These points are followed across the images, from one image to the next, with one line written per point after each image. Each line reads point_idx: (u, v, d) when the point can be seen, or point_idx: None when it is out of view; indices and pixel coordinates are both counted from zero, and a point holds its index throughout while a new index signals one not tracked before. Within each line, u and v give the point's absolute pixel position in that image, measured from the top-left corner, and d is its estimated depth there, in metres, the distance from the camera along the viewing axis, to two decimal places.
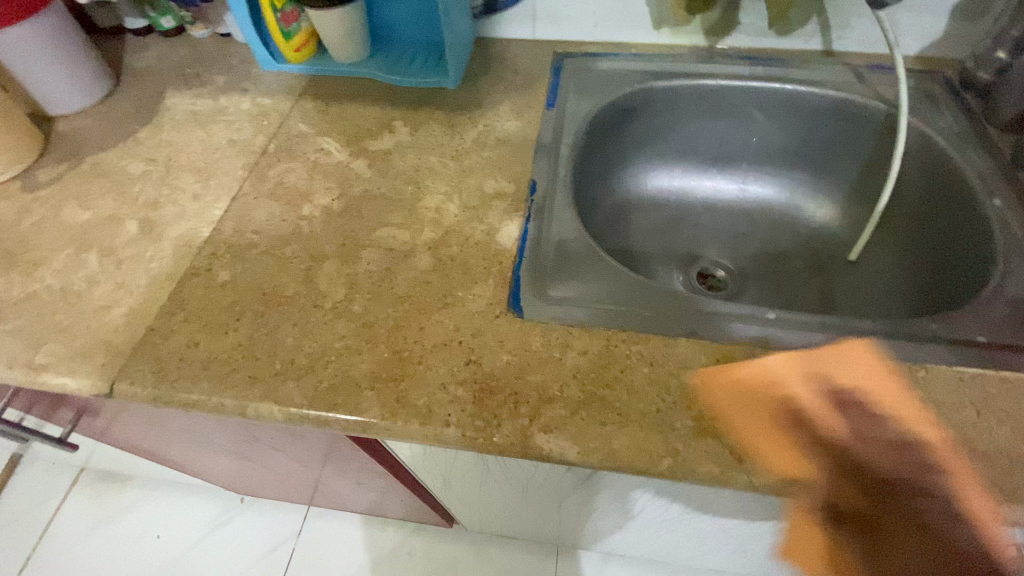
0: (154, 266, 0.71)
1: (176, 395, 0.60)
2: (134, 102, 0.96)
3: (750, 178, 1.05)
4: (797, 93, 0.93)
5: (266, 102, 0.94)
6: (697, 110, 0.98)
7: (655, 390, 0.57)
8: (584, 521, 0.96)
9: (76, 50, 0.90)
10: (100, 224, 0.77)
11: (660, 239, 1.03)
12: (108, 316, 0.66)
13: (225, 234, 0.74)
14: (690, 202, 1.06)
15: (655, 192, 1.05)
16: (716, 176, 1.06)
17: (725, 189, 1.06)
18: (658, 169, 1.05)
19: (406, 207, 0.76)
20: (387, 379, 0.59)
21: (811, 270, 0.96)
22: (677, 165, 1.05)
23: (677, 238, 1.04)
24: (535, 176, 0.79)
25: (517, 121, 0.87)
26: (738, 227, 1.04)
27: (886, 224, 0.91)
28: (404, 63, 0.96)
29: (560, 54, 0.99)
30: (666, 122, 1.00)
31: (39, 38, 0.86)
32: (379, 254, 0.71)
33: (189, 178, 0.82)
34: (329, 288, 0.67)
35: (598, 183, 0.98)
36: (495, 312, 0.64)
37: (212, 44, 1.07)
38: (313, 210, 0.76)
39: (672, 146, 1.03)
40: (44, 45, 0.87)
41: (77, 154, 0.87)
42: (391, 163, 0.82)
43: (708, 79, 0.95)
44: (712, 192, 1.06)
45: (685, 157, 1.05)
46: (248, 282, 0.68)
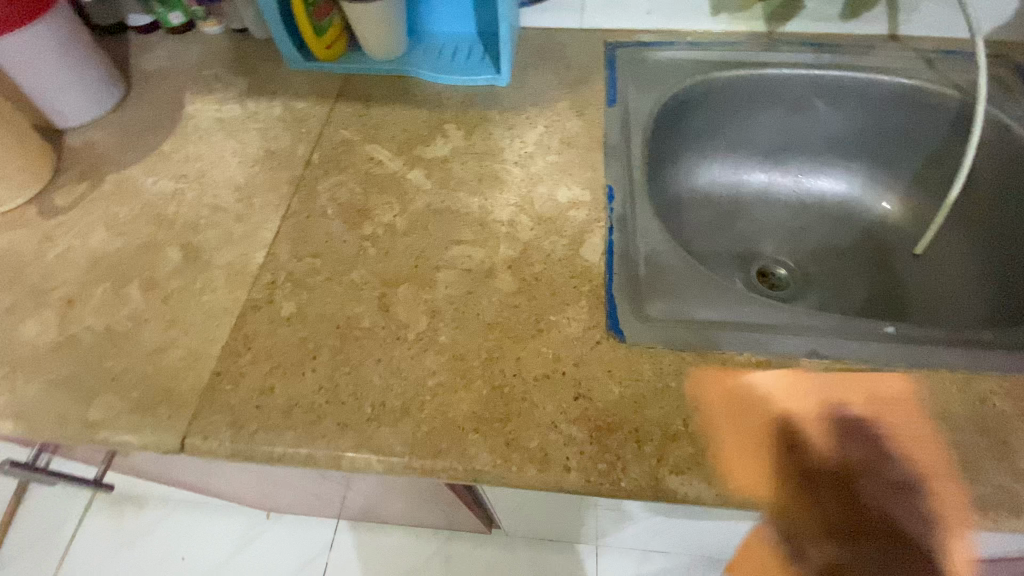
0: (208, 300, 0.64)
1: (258, 448, 0.54)
2: (151, 109, 0.87)
3: (806, 171, 1.01)
4: (865, 81, 0.89)
5: (300, 106, 0.86)
6: (758, 102, 0.93)
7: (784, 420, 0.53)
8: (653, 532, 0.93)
9: (86, 54, 0.82)
10: (138, 252, 0.69)
11: (718, 238, 0.98)
12: (164, 360, 0.60)
13: (281, 259, 0.67)
14: (746, 198, 1.01)
15: (710, 187, 1.00)
16: (772, 169, 1.01)
17: (781, 183, 1.01)
18: (712, 163, 1.00)
19: (475, 221, 0.70)
20: (491, 420, 0.54)
21: (878, 264, 0.93)
22: (732, 159, 1.00)
23: (736, 237, 0.99)
24: (610, 182, 0.74)
25: (578, 121, 0.81)
26: (796, 222, 1.00)
27: (959, 217, 0.88)
28: (445, 60, 0.89)
29: (611, 43, 0.93)
30: (724, 115, 0.94)
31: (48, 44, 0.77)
32: (456, 276, 0.65)
33: (229, 195, 0.75)
34: (409, 318, 0.61)
35: (658, 182, 0.92)
36: (596, 338, 0.59)
37: (228, 41, 0.97)
38: (374, 228, 0.70)
39: (728, 138, 0.98)
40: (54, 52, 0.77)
41: (97, 171, 0.79)
42: (450, 172, 0.76)
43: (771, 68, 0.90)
44: (767, 186, 1.01)
45: (741, 150, 0.99)
46: (317, 315, 0.62)
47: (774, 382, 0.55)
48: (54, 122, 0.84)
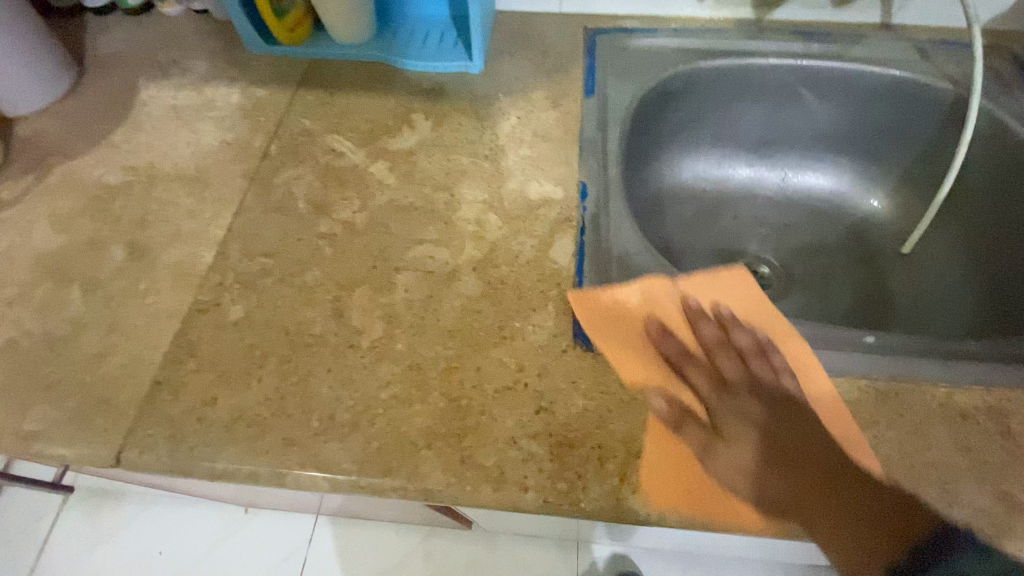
0: (152, 303, 0.60)
1: (197, 464, 0.51)
2: (103, 95, 0.82)
3: (793, 165, 0.97)
4: (856, 72, 0.85)
5: (260, 93, 0.81)
6: (744, 93, 0.89)
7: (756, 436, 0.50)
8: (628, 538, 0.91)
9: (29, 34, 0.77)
10: (80, 250, 0.65)
11: (701, 235, 0.95)
12: (101, 368, 0.56)
13: (232, 259, 0.63)
14: (731, 193, 0.98)
15: (694, 182, 0.96)
16: (758, 163, 0.97)
17: (767, 178, 0.98)
18: (696, 156, 0.96)
19: (440, 219, 0.67)
20: (446, 436, 0.51)
21: (865, 264, 0.90)
22: (717, 152, 0.96)
23: (720, 233, 0.96)
24: (584, 178, 0.70)
25: (553, 112, 0.77)
26: (782, 219, 0.97)
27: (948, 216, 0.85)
28: (416, 45, 0.84)
29: (592, 29, 0.88)
30: (709, 106, 0.90)
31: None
32: (417, 278, 0.61)
33: (181, 189, 0.70)
34: (365, 324, 0.58)
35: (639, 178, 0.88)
36: (562, 347, 0.56)
37: (188, 22, 0.92)
38: (332, 226, 0.66)
39: (713, 130, 0.94)
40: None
41: (42, 162, 0.74)
42: (416, 166, 0.72)
43: (759, 58, 0.86)
44: (752, 181, 0.98)
45: (726, 142, 0.95)
46: (267, 319, 0.59)
47: (635, 294, 0.58)
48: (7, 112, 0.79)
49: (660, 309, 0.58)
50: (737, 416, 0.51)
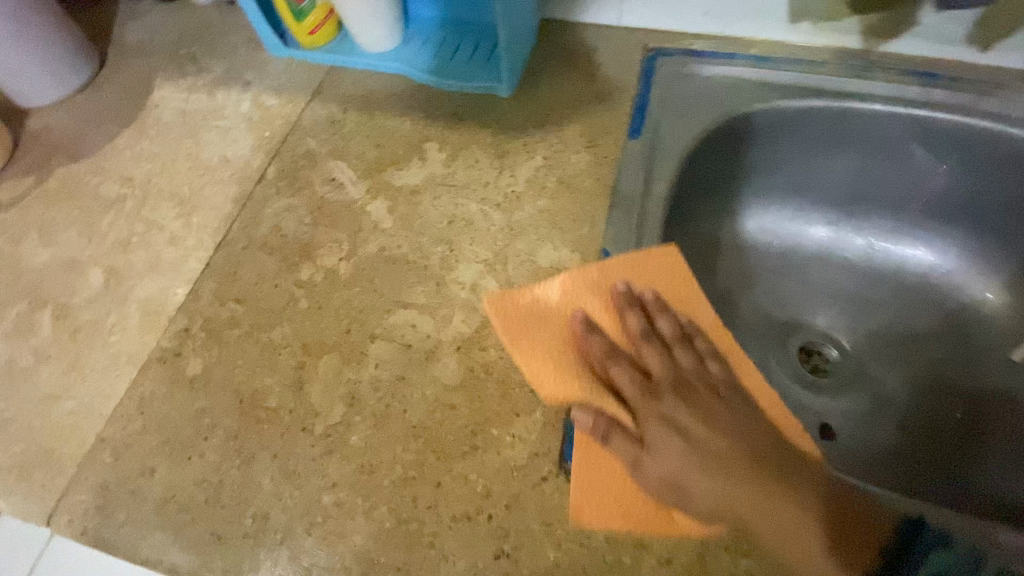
0: (115, 342, 0.56)
1: (120, 546, 0.46)
2: (118, 91, 0.78)
3: (884, 231, 0.79)
4: (988, 130, 0.66)
5: (271, 102, 0.74)
6: (833, 141, 0.72)
7: None
8: None
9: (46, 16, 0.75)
10: (61, 270, 0.62)
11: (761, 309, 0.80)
12: (51, 413, 0.53)
13: (203, 301, 0.58)
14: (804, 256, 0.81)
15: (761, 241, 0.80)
16: (838, 221, 0.80)
17: (847, 241, 0.80)
18: (761, 206, 0.79)
19: (432, 279, 0.58)
20: (384, 566, 0.43)
21: (959, 368, 0.73)
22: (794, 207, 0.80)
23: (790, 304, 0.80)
24: (610, 246, 0.57)
25: (587, 155, 0.65)
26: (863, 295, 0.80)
27: None
28: (443, 58, 0.73)
29: (653, 49, 0.74)
30: (787, 155, 0.74)
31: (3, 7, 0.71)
32: (391, 352, 0.53)
33: (169, 210, 0.65)
34: (323, 404, 0.51)
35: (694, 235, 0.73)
36: (542, 472, 0.46)
37: (216, 14, 0.86)
38: (313, 273, 0.59)
39: (787, 180, 0.77)
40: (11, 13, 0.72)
41: (46, 164, 0.71)
42: (418, 208, 0.63)
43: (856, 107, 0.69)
44: (828, 242, 0.81)
45: (802, 194, 0.79)
46: (223, 381, 0.53)
47: (555, 291, 0.49)
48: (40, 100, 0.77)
49: (587, 301, 0.49)
50: (669, 420, 0.43)
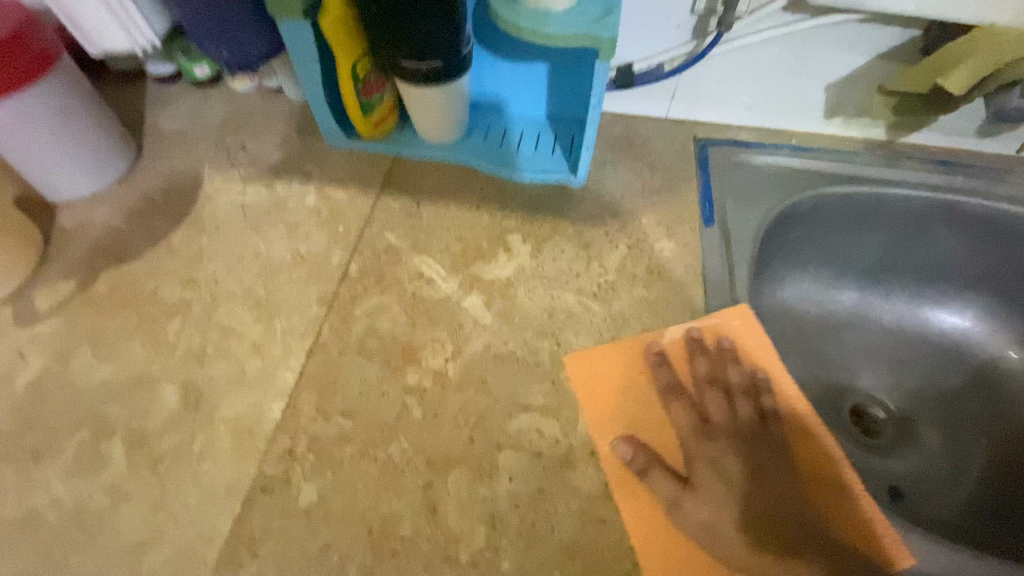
0: (206, 473, 0.50)
1: None
2: (162, 183, 0.74)
3: (896, 295, 0.86)
4: (1008, 213, 0.74)
5: (338, 196, 0.73)
6: (855, 220, 0.79)
7: None
8: None
9: (99, 102, 0.71)
10: (127, 388, 0.56)
11: (894, 372, 0.85)
12: (144, 564, 0.46)
13: (304, 417, 0.53)
14: (896, 324, 0.86)
15: (851, 323, 0.87)
16: (866, 290, 0.86)
17: (876, 306, 0.87)
18: (791, 274, 0.83)
19: (547, 378, 0.57)
20: None
21: (987, 428, 0.79)
22: (854, 282, 0.86)
23: (816, 335, 0.85)
24: (716, 337, 0.59)
25: (669, 243, 0.68)
26: (899, 355, 0.86)
27: None
28: (511, 151, 0.75)
29: (701, 139, 0.78)
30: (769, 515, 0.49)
31: (67, 95, 0.67)
32: (523, 462, 0.51)
33: (245, 314, 0.61)
34: (463, 527, 0.47)
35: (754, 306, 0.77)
36: None
37: (258, 101, 0.85)
38: (421, 377, 0.57)
39: (822, 254, 0.83)
40: (75, 104, 0.68)
41: (89, 266, 0.66)
42: (515, 302, 0.63)
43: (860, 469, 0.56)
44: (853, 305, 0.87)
45: (834, 266, 0.84)
46: (345, 511, 0.48)
47: (718, 150, 0.77)
48: (88, 188, 0.73)
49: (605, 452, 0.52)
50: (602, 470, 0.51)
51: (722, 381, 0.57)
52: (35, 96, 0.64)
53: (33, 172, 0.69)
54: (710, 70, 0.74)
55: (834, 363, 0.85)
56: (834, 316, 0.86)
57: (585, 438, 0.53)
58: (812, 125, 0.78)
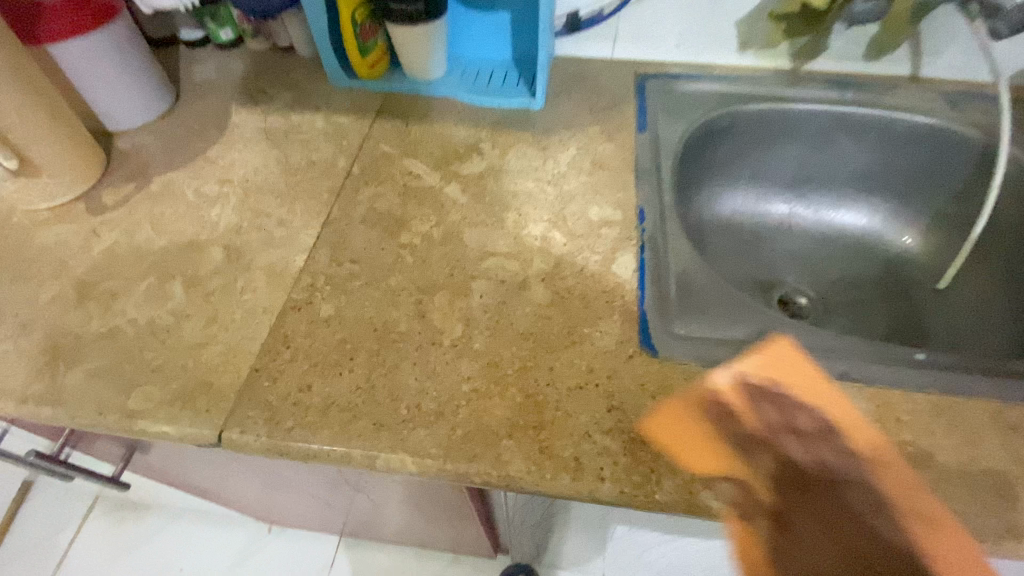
0: (248, 298, 0.66)
1: (295, 445, 0.54)
2: (199, 116, 0.91)
3: (816, 202, 1.02)
4: (891, 118, 0.91)
5: (343, 121, 0.89)
6: (773, 132, 0.95)
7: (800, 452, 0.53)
8: None
9: (146, 48, 0.87)
10: (182, 250, 0.71)
11: (817, 268, 1.00)
12: (202, 355, 0.61)
13: (321, 263, 0.69)
14: (818, 228, 1.02)
15: (779, 229, 1.02)
16: (789, 200, 1.02)
17: (799, 213, 1.02)
18: (723, 186, 0.99)
19: (510, 235, 0.73)
20: (525, 427, 0.55)
21: (897, 298, 0.93)
22: (778, 194, 1.02)
23: (747, 238, 1.00)
24: (642, 203, 0.75)
25: (610, 144, 0.84)
26: (820, 252, 1.01)
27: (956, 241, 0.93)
28: (483, 83, 0.93)
29: (640, 73, 0.96)
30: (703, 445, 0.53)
31: (125, 41, 0.83)
32: (491, 287, 0.67)
33: (272, 201, 0.77)
34: (445, 325, 0.63)
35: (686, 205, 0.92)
36: (628, 352, 0.60)
37: (274, 58, 1.02)
38: (412, 237, 0.73)
39: (748, 168, 0.99)
40: (131, 48, 0.84)
41: (144, 174, 0.82)
42: (486, 187, 0.79)
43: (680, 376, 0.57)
44: (781, 214, 1.02)
45: (760, 179, 1.01)
46: (356, 318, 0.64)
47: (652, 79, 0.94)
48: (140, 118, 0.89)
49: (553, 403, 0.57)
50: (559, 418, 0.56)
51: (645, 237, 0.71)
52: (101, 38, 0.79)
53: (96, 104, 0.85)
54: (641, 14, 0.92)
55: (766, 262, 1.00)
56: (764, 224, 1.02)
57: (539, 270, 0.69)
58: (729, 58, 0.96)
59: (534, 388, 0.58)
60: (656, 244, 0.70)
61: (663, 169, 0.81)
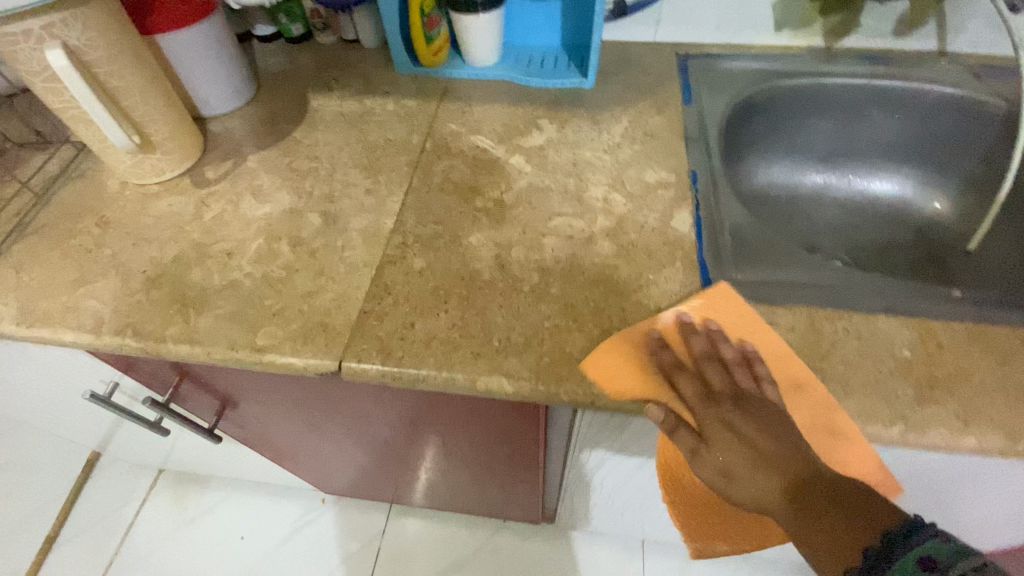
0: (349, 254, 0.74)
1: (406, 371, 0.63)
2: (281, 103, 1.01)
3: (848, 173, 1.08)
4: (921, 90, 0.97)
5: (411, 104, 0.98)
6: (808, 107, 1.02)
7: (851, 373, 0.60)
8: None
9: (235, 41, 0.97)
10: (284, 215, 0.80)
11: (851, 234, 1.05)
12: (315, 301, 0.70)
13: (408, 225, 0.78)
14: (851, 198, 1.08)
15: (813, 199, 1.08)
16: (823, 171, 1.09)
17: (832, 184, 1.09)
18: (761, 159, 1.06)
19: (574, 198, 0.80)
20: (604, 355, 0.63)
21: (929, 260, 0.99)
22: (813, 166, 1.08)
23: (784, 207, 1.07)
24: (693, 167, 0.82)
25: (659, 118, 0.92)
26: (853, 220, 1.07)
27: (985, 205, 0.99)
28: (537, 67, 1.01)
29: (682, 54, 1.03)
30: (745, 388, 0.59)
31: (221, 33, 0.92)
32: (561, 242, 0.75)
33: (357, 173, 0.86)
34: (525, 274, 0.71)
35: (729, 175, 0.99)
36: (691, 293, 0.68)
37: (340, 49, 1.11)
38: (486, 201, 0.81)
39: (784, 141, 1.06)
40: (225, 40, 0.93)
41: (239, 153, 0.91)
42: (548, 158, 0.87)
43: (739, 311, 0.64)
44: (815, 185, 1.08)
45: (795, 152, 1.07)
46: (445, 269, 0.72)
47: (693, 59, 1.02)
48: (228, 104, 0.99)
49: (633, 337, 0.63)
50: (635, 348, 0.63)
51: (698, 197, 0.78)
52: (202, 30, 0.89)
53: (193, 91, 0.94)
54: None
55: (803, 229, 1.05)
56: (800, 194, 1.08)
57: (604, 226, 0.76)
58: (765, 37, 1.03)
59: (610, 324, 0.66)
60: (709, 202, 0.78)
61: (710, 138, 0.88)
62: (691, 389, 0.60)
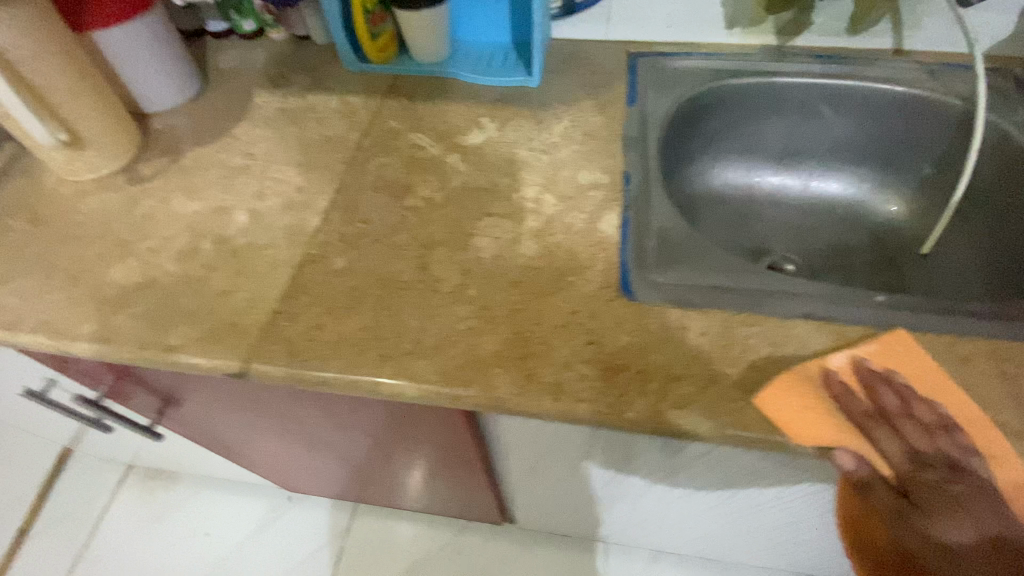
0: (270, 253, 0.74)
1: (312, 372, 0.62)
2: (225, 99, 1.00)
3: (805, 174, 1.06)
4: (874, 89, 0.95)
5: (355, 101, 0.97)
6: (760, 107, 1.00)
7: (760, 379, 0.59)
8: (649, 508, 0.99)
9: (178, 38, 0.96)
10: (212, 213, 0.80)
11: (806, 237, 1.03)
12: (230, 300, 0.69)
13: (334, 224, 0.77)
14: (807, 200, 1.06)
15: (769, 200, 1.06)
16: (779, 172, 1.07)
17: (789, 185, 1.06)
18: (713, 159, 1.04)
19: (505, 198, 0.79)
20: (513, 358, 0.62)
21: (882, 263, 0.97)
22: (769, 167, 1.06)
23: (738, 209, 1.05)
24: (628, 168, 0.81)
25: (601, 117, 0.90)
26: (809, 223, 1.04)
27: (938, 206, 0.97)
28: (483, 64, 0.99)
29: (633, 52, 1.01)
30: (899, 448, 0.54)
31: (160, 30, 0.92)
32: (486, 242, 0.74)
33: (290, 171, 0.85)
34: (444, 274, 0.70)
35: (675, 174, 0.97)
36: (608, 295, 0.66)
37: (291, 46, 1.10)
38: (416, 200, 0.80)
39: (737, 141, 1.04)
40: (165, 36, 0.93)
41: (177, 149, 0.91)
42: (484, 156, 0.85)
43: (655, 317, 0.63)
44: (771, 186, 1.06)
45: (750, 152, 1.05)
46: (365, 269, 0.71)
47: (643, 57, 1.00)
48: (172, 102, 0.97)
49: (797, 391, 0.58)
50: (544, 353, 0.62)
51: (629, 198, 0.77)
52: (138, 27, 0.88)
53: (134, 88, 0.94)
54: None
55: (757, 231, 1.03)
56: (755, 196, 1.06)
57: (531, 227, 0.75)
58: (717, 35, 1.01)
59: (522, 327, 0.64)
60: (640, 203, 0.76)
61: (649, 137, 0.86)
62: (896, 451, 0.54)
